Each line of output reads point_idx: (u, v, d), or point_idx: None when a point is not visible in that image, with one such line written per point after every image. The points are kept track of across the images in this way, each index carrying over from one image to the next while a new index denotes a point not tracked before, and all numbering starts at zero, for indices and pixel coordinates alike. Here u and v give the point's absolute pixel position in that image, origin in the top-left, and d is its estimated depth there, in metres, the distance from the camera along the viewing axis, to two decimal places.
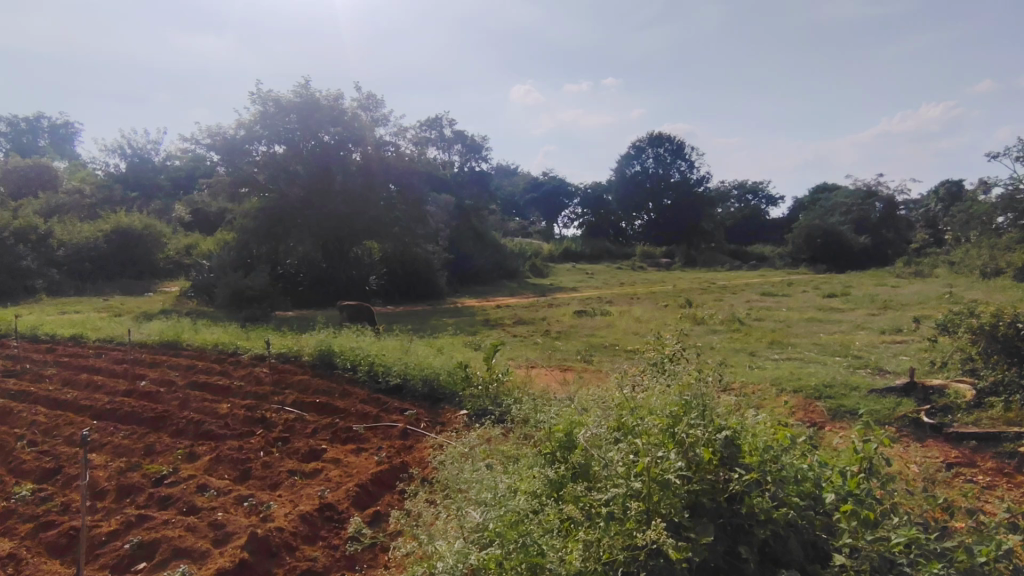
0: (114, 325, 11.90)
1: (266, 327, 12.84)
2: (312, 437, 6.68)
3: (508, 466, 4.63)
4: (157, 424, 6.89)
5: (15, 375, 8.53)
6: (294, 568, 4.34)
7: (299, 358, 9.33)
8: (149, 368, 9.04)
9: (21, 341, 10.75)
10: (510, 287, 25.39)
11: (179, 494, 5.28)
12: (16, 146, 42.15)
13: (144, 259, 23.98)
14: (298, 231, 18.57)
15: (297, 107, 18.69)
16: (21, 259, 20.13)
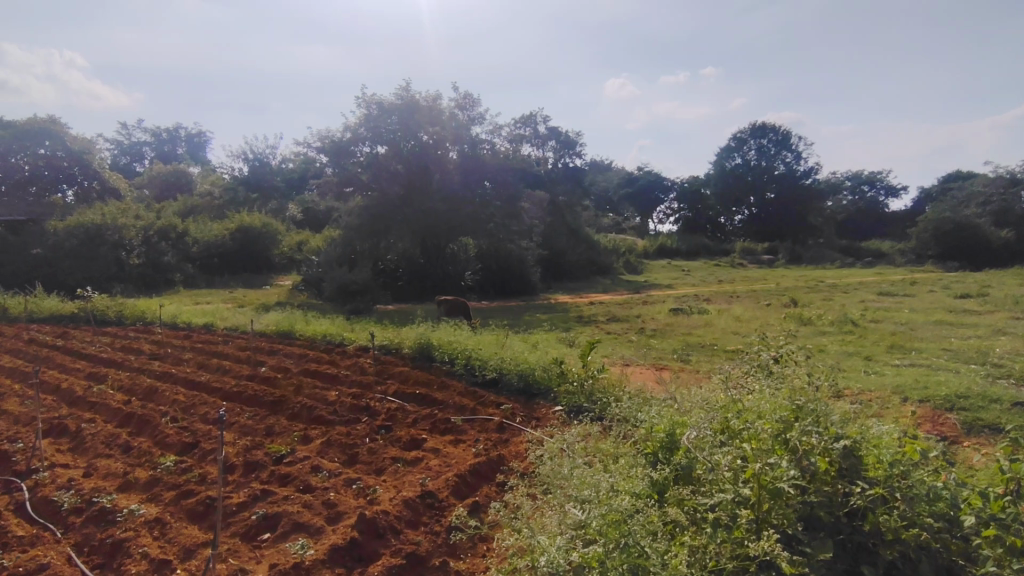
0: (239, 315, 13.04)
1: (369, 319, 13.54)
2: (412, 426, 6.97)
3: (607, 465, 4.60)
4: (275, 407, 7.46)
5: (160, 358, 9.57)
6: (400, 550, 4.55)
7: (400, 350, 9.76)
8: (267, 355, 9.82)
9: (163, 328, 12.04)
10: (603, 284, 25.16)
11: (296, 472, 5.70)
12: (160, 153, 47.10)
13: (262, 254, 26.10)
14: (398, 228, 19.42)
15: (398, 109, 19.47)
16: (164, 254, 22.65)
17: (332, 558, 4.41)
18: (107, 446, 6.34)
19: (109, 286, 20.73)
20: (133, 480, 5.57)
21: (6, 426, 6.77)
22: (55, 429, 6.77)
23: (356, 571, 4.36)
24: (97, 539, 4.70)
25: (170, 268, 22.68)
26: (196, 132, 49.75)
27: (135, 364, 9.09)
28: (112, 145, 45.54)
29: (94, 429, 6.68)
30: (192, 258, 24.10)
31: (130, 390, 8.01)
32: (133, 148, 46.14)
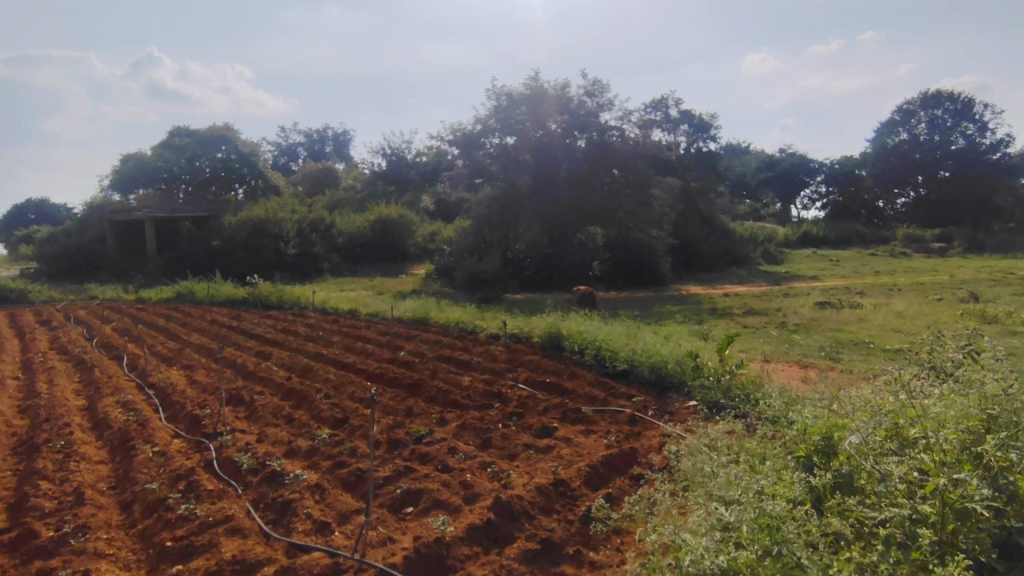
0: (380, 301, 13.97)
1: (499, 307, 13.87)
2: (544, 414, 7.02)
3: (755, 465, 4.30)
4: (415, 390, 7.89)
5: (314, 340, 10.51)
6: (535, 535, 4.60)
7: (530, 339, 9.87)
8: (405, 340, 10.41)
9: (316, 313, 13.22)
10: (739, 275, 23.70)
11: (435, 452, 5.97)
12: (312, 153, 51.77)
13: (399, 245, 27.55)
14: (526, 218, 19.72)
15: (527, 99, 19.75)
16: (314, 245, 24.75)
17: (471, 536, 4.57)
18: (274, 417, 7.08)
19: (270, 274, 23.45)
20: (296, 448, 6.18)
21: (195, 394, 7.81)
22: (232, 398, 7.69)
23: (493, 551, 4.48)
24: (269, 498, 5.27)
25: (319, 258, 24.70)
26: (343, 131, 53.83)
27: (294, 345, 10.06)
28: (272, 146, 50.78)
29: (263, 401, 7.49)
30: (338, 248, 26.11)
31: (290, 368, 8.89)
32: (290, 149, 51.16)
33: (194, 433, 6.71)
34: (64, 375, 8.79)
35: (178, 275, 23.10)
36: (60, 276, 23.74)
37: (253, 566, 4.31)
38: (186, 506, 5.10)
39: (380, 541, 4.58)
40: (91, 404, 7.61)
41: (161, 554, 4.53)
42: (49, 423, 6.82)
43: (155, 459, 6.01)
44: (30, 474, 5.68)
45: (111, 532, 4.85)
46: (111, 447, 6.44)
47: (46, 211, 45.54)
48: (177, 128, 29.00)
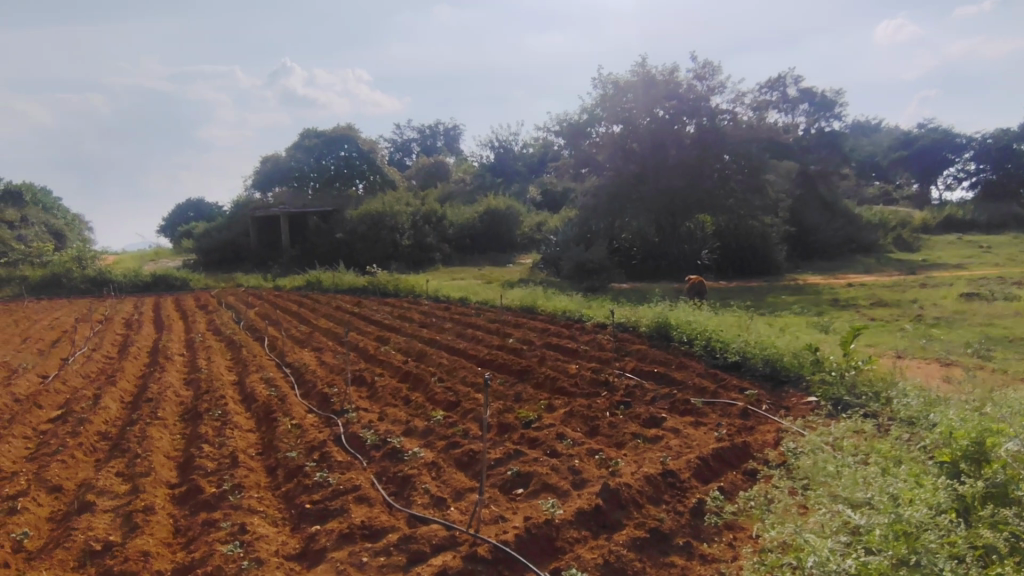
0: (489, 290, 14.41)
1: (605, 297, 13.79)
2: (651, 404, 6.95)
3: (888, 468, 4.04)
4: (523, 375, 8.13)
5: (428, 326, 11.09)
6: (644, 524, 4.61)
7: (636, 329, 9.78)
8: (513, 328, 10.68)
9: (429, 301, 13.89)
10: (867, 264, 21.85)
11: (543, 437, 6.14)
12: (425, 148, 53.91)
13: (506, 235, 28.19)
14: (633, 207, 19.47)
15: (635, 86, 19.32)
16: (427, 236, 26.00)
17: (579, 520, 4.67)
18: (393, 398, 7.61)
19: (387, 264, 24.76)
20: (414, 427, 6.62)
21: (325, 374, 8.55)
22: (357, 379, 8.34)
23: (602, 536, 4.54)
24: (391, 472, 5.69)
25: (432, 249, 25.92)
26: (453, 126, 55.49)
27: (410, 331, 10.67)
28: (389, 143, 53.55)
29: (383, 382, 8.07)
30: (449, 239, 27.24)
31: (407, 353, 9.46)
32: (404, 145, 53.66)
33: (325, 409, 7.38)
34: (219, 353, 9.97)
35: (307, 265, 25.18)
36: (213, 266, 26.60)
37: (379, 533, 4.70)
38: (320, 473, 5.65)
39: (493, 519, 4.80)
40: (241, 379, 8.58)
41: (301, 515, 5.06)
42: (209, 395, 7.78)
43: (293, 431, 6.68)
44: (195, 438, 6.53)
45: (260, 492, 5.48)
46: (257, 418, 7.23)
47: (202, 209, 51.40)
48: (306, 130, 31.53)
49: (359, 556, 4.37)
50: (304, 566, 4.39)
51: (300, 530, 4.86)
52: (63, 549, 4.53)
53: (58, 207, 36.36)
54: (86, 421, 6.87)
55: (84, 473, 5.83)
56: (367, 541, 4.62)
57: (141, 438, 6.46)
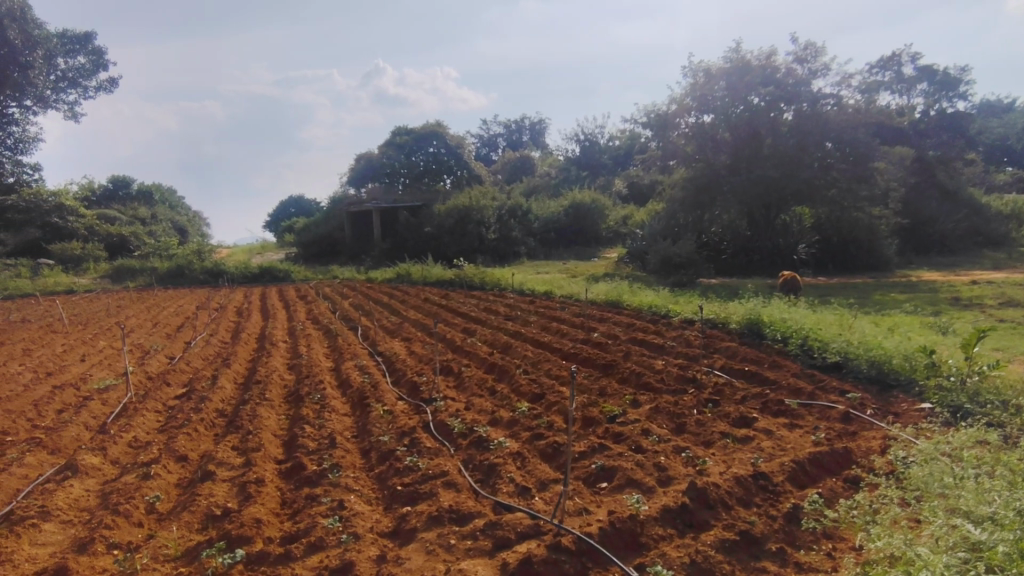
0: (574, 284, 14.40)
1: (694, 292, 13.38)
2: (742, 404, 6.70)
3: (1016, 482, 3.68)
4: (608, 369, 8.09)
5: (513, 319, 11.26)
6: (733, 526, 4.47)
7: (726, 326, 9.45)
8: (598, 322, 10.62)
9: (515, 294, 14.09)
10: (993, 258, 19.83)
11: (628, 432, 6.08)
12: (511, 143, 54.50)
13: (591, 228, 28.01)
14: (724, 199, 18.78)
15: (728, 73, 18.52)
16: (513, 231, 26.37)
17: (664, 518, 4.60)
18: (479, 388, 7.81)
19: (474, 257, 25.35)
20: (499, 418, 6.77)
21: (415, 363, 8.91)
22: (445, 368, 8.63)
23: (689, 536, 4.45)
24: (477, 460, 5.86)
25: (517, 243, 26.29)
26: (539, 120, 55.58)
27: (495, 323, 10.88)
28: (476, 139, 54.54)
29: (470, 372, 8.32)
30: (534, 233, 27.49)
31: (493, 345, 9.65)
32: (491, 140, 54.49)
33: (415, 396, 7.70)
34: (318, 340, 10.63)
35: (398, 258, 26.23)
36: (312, 259, 28.30)
37: (466, 518, 4.87)
38: (411, 458, 5.91)
39: (577, 511, 4.83)
40: (337, 366, 9.11)
41: (393, 495, 5.33)
42: (310, 379, 8.34)
43: (385, 416, 7.02)
44: (298, 419, 7.03)
45: (356, 472, 5.82)
46: (353, 402, 7.66)
47: (303, 205, 54.78)
48: (398, 129, 32.79)
49: (447, 538, 4.55)
50: (396, 544, 4.62)
51: (392, 510, 5.12)
52: (189, 512, 5.03)
53: (181, 205, 39.99)
54: (206, 399, 7.58)
55: (205, 446, 6.44)
56: (454, 524, 4.79)
57: (252, 417, 7.03)
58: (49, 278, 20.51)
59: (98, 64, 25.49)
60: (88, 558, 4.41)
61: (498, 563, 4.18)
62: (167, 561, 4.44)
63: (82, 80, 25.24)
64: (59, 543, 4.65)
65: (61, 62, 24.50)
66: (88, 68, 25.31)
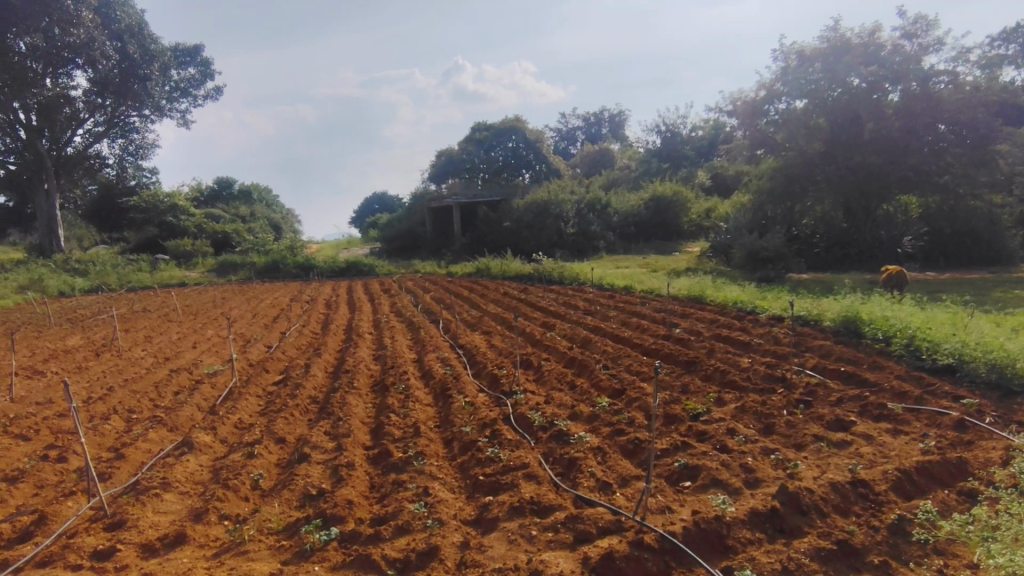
0: (654, 278, 14.09)
1: (783, 287, 12.74)
2: (838, 406, 6.32)
3: None
4: (691, 366, 7.88)
5: (592, 314, 11.19)
6: (830, 535, 4.25)
7: (820, 323, 8.97)
8: (680, 318, 10.34)
9: (594, 289, 13.97)
10: None
11: (713, 432, 5.89)
12: (589, 136, 53.91)
13: (672, 222, 27.28)
14: (817, 189, 17.85)
15: (824, 54, 17.40)
16: (591, 225, 26.09)
17: (753, 522, 4.43)
18: (558, 382, 7.83)
19: (553, 251, 25.34)
20: (579, 412, 6.76)
21: (495, 356, 9.05)
22: (525, 362, 8.72)
23: (780, 542, 4.26)
24: (558, 454, 5.88)
25: (596, 237, 25.97)
26: (618, 112, 54.65)
27: (574, 318, 10.86)
28: (554, 133, 54.45)
29: (550, 366, 8.35)
30: (614, 227, 26.99)
31: (572, 340, 9.64)
32: (569, 134, 54.18)
33: (495, 389, 7.83)
34: (401, 332, 11.03)
35: (477, 252, 26.69)
36: (395, 254, 29.30)
37: (547, 510, 4.90)
38: (492, 449, 6.02)
39: (659, 509, 4.73)
40: (420, 357, 9.40)
41: (476, 485, 5.45)
42: (395, 369, 8.69)
43: (466, 407, 7.17)
44: (384, 407, 7.32)
45: (439, 460, 5.99)
46: (435, 393, 7.88)
47: (387, 201, 56.83)
48: (478, 125, 33.43)
49: (529, 529, 4.61)
50: (479, 532, 4.73)
51: (475, 499, 5.25)
52: (288, 490, 5.39)
53: (276, 203, 42.59)
54: (300, 386, 8.06)
55: (301, 430, 6.86)
56: (536, 516, 4.85)
57: (342, 404, 7.41)
58: (164, 272, 22.48)
59: (206, 74, 27.51)
60: (203, 527, 4.82)
61: (579, 557, 4.19)
62: (271, 533, 4.78)
63: (192, 89, 27.35)
64: (178, 512, 5.11)
65: (175, 74, 26.68)
66: (198, 78, 27.39)
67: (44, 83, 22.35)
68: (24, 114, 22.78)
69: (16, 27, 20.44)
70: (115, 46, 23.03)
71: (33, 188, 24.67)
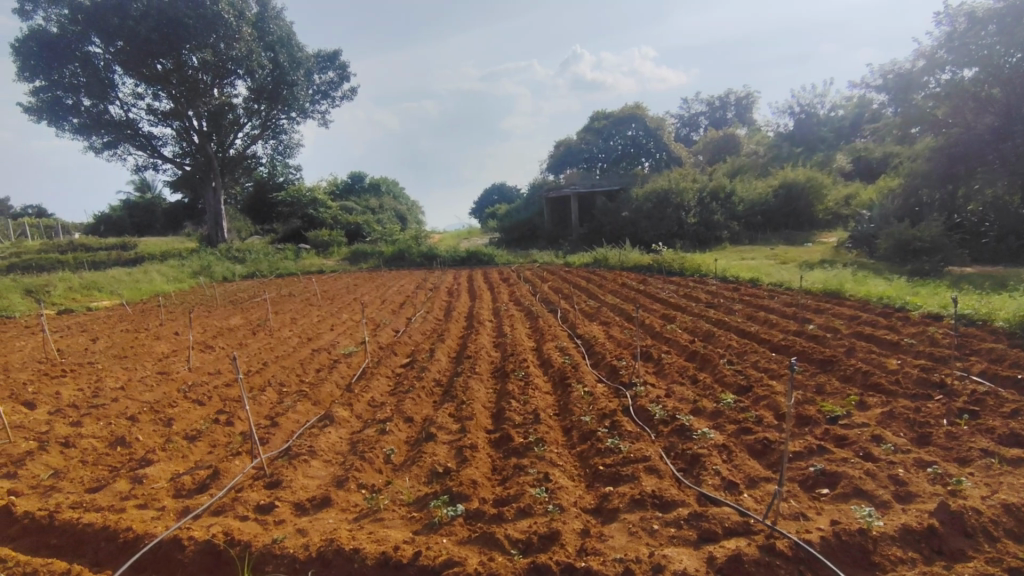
0: (785, 271, 13.25)
1: (941, 282, 11.42)
2: (1011, 418, 5.57)
3: None
4: (827, 365, 7.32)
5: (715, 306, 10.74)
6: (1000, 561, 3.79)
7: (988, 324, 7.96)
8: (815, 313, 9.63)
9: (717, 281, 13.37)
10: None
11: (855, 438, 5.45)
12: (713, 121, 51.40)
13: (806, 211, 25.35)
14: (988, 172, 15.87)
15: (1000, 15, 15.03)
16: (714, 214, 24.91)
17: (904, 539, 4.06)
18: (679, 375, 7.63)
19: (672, 242, 24.57)
20: (703, 408, 6.53)
21: (614, 347, 8.98)
22: (644, 354, 8.57)
23: (937, 564, 3.86)
24: (680, 449, 5.73)
25: (719, 227, 24.77)
26: (746, 93, 51.49)
27: (696, 310, 10.49)
28: (676, 119, 52.58)
29: (670, 360, 8.13)
30: (738, 217, 25.56)
31: (693, 333, 9.32)
32: (692, 119, 52.07)
33: (614, 380, 7.77)
34: (519, 321, 11.29)
35: (595, 242, 26.60)
36: (513, 243, 30.01)
37: (669, 505, 4.81)
38: (612, 440, 5.99)
39: (793, 515, 4.46)
40: (539, 346, 9.56)
41: (595, 475, 5.47)
42: (514, 357, 8.91)
43: (585, 397, 7.20)
44: (505, 393, 7.55)
45: (558, 448, 6.07)
46: (554, 382, 7.99)
47: (505, 192, 58.05)
48: (597, 113, 33.26)
49: (650, 523, 4.55)
50: (599, 521, 4.74)
51: (595, 488, 5.26)
52: (417, 467, 5.73)
53: (402, 196, 45.11)
54: (426, 369, 8.53)
55: (427, 410, 7.26)
56: (657, 510, 4.77)
57: (465, 388, 7.75)
58: (307, 260, 24.68)
59: (343, 77, 29.64)
60: (345, 493, 5.28)
61: (704, 556, 4.07)
62: (403, 504, 5.13)
63: (331, 92, 29.59)
64: (323, 478, 5.64)
65: (316, 77, 28.99)
66: (336, 81, 29.57)
67: (212, 94, 25.22)
68: (196, 121, 25.85)
69: (190, 44, 23.01)
70: (268, 56, 25.64)
71: (204, 185, 28.00)
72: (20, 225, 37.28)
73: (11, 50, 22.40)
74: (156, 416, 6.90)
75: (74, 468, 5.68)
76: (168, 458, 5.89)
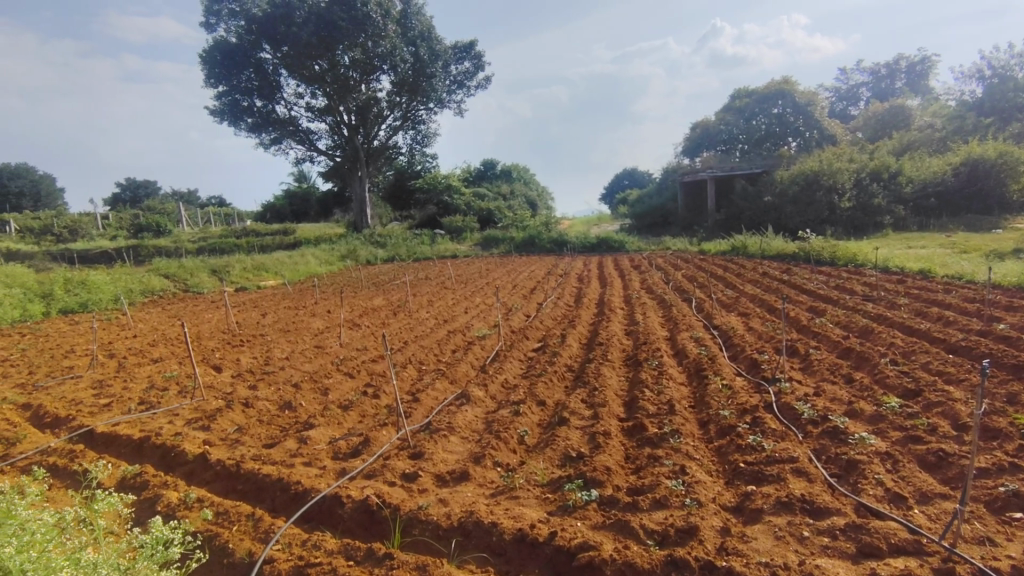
0: (966, 261, 11.59)
1: None
2: None
3: None
4: (1022, 372, 6.31)
5: (875, 300, 9.68)
6: None
7: None
8: (1007, 311, 8.31)
9: (878, 272, 12.04)
10: None
11: None
12: (876, 93, 46.12)
13: (994, 192, 21.86)
14: None
15: None
16: (874, 197, 22.39)
17: None
18: (832, 374, 7.00)
19: (823, 229, 22.64)
20: (861, 410, 5.93)
21: (754, 340, 8.45)
22: (790, 349, 7.98)
23: None
24: (833, 453, 5.26)
25: (879, 211, 22.33)
26: (919, 59, 45.55)
27: (851, 304, 9.53)
28: (831, 93, 47.88)
29: (820, 356, 7.48)
30: (905, 200, 22.70)
31: (848, 328, 8.49)
32: (850, 92, 47.11)
33: (755, 374, 7.31)
34: (652, 309, 10.99)
35: (734, 229, 25.25)
36: (645, 229, 29.34)
37: (821, 512, 4.44)
38: (754, 437, 5.64)
39: (976, 538, 3.92)
40: (673, 335, 9.25)
41: (736, 472, 5.18)
42: (647, 346, 8.69)
43: (723, 391, 6.84)
44: (638, 382, 7.40)
45: (695, 441, 5.83)
46: (690, 373, 7.69)
47: (637, 177, 56.66)
48: (739, 90, 31.21)
49: (800, 529, 4.23)
50: (740, 520, 4.49)
51: (736, 486, 4.99)
52: (550, 450, 5.81)
53: (532, 182, 45.68)
54: (558, 354, 8.60)
55: (559, 395, 7.32)
56: (808, 516, 4.42)
57: (597, 375, 7.71)
58: (442, 245, 25.85)
59: (478, 66, 30.47)
60: (482, 469, 5.49)
61: (865, 572, 3.71)
62: (537, 485, 5.23)
63: (466, 81, 30.56)
64: (461, 453, 5.90)
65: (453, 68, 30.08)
66: (472, 70, 30.46)
67: (361, 89, 27.17)
68: (346, 115, 28.01)
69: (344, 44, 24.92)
70: (410, 51, 27.07)
71: (351, 175, 30.34)
72: (206, 214, 43.00)
73: (200, 60, 25.68)
74: (315, 385, 7.65)
75: (253, 425, 6.48)
76: (328, 423, 6.50)
